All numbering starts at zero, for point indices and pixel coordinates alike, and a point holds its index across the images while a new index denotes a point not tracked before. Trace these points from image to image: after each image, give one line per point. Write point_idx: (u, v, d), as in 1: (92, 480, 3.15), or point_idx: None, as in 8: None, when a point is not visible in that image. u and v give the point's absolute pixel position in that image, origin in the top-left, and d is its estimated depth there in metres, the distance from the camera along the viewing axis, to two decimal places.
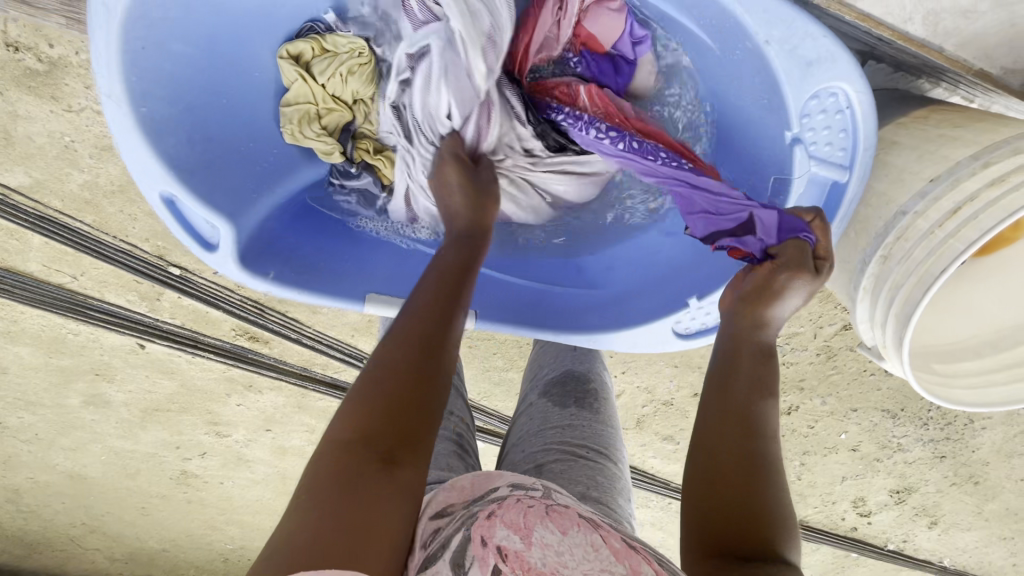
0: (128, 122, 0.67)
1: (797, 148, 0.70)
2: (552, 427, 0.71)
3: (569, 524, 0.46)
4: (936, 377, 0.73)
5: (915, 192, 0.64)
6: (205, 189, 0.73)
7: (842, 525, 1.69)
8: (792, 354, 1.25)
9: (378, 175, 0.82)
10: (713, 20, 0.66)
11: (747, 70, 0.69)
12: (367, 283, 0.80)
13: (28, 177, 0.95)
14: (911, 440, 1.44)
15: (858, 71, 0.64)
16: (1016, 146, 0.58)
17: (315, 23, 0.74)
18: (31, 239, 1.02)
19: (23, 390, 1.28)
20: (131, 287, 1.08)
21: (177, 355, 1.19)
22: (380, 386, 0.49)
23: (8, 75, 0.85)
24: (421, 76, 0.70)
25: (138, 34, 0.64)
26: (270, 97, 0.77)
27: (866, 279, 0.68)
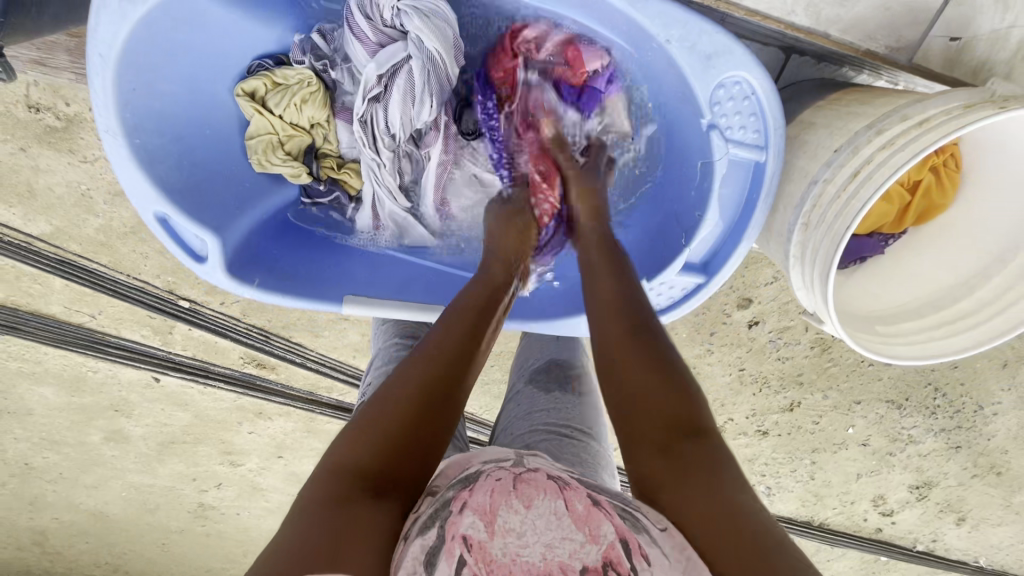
0: (125, 153, 0.72)
1: (714, 134, 0.73)
2: (539, 410, 0.74)
3: (533, 496, 0.47)
4: (877, 335, 0.75)
5: (823, 162, 0.67)
6: (193, 208, 0.77)
7: (865, 527, 1.64)
8: (787, 348, 1.27)
9: (345, 188, 0.89)
10: (626, 28, 0.72)
11: (662, 66, 0.74)
12: (346, 287, 0.84)
13: (49, 226, 1.03)
14: (922, 431, 1.42)
15: (755, 60, 0.67)
16: (902, 114, 0.62)
17: (263, 61, 0.81)
18: (53, 283, 1.09)
19: (48, 430, 1.34)
20: (144, 322, 1.15)
21: (190, 386, 1.25)
22: (382, 416, 0.52)
23: (31, 134, 0.95)
24: (397, 90, 0.77)
25: (130, 78, 0.70)
26: (236, 130, 0.84)
27: (794, 246, 0.70)
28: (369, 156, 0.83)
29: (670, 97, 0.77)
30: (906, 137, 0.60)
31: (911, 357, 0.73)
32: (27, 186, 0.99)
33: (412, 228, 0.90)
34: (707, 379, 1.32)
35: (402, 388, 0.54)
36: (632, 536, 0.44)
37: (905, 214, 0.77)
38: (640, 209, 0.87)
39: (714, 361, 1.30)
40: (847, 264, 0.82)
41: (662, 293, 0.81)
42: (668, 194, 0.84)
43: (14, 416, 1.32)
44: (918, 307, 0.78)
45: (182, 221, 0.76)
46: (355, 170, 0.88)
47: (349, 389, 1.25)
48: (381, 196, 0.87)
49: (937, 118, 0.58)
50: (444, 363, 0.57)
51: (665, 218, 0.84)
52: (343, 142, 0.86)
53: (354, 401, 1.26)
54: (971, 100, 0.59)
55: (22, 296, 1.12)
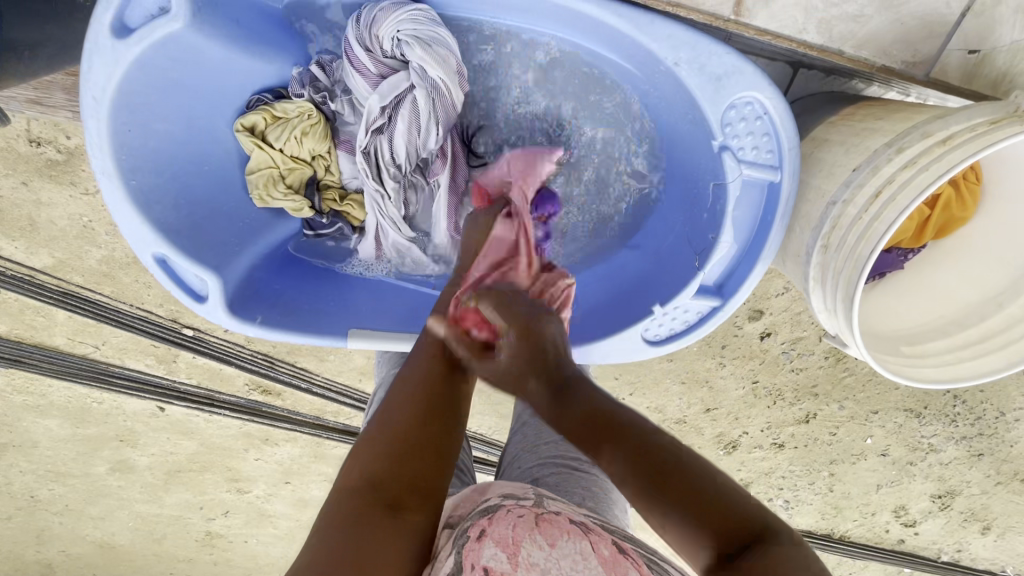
0: (120, 194, 0.71)
1: (726, 155, 0.71)
2: (547, 442, 0.71)
3: (556, 535, 0.45)
4: (905, 357, 0.73)
5: (842, 182, 0.65)
6: (194, 247, 0.76)
7: (887, 538, 1.60)
8: (801, 359, 1.24)
9: (348, 219, 0.87)
10: (630, 51, 0.72)
11: (670, 88, 0.73)
12: (350, 319, 0.82)
13: (51, 258, 1.02)
14: (942, 439, 1.39)
15: (766, 79, 0.66)
16: (923, 131, 0.60)
17: (262, 95, 0.81)
18: (56, 315, 1.09)
19: (53, 461, 1.33)
20: (149, 351, 1.14)
21: (195, 414, 1.23)
22: (389, 424, 0.51)
23: (31, 167, 0.94)
24: (402, 120, 0.77)
25: (123, 120, 0.70)
26: (236, 165, 0.83)
27: (814, 269, 0.68)
28: (373, 187, 0.82)
29: (675, 118, 0.77)
30: (930, 155, 0.58)
31: (943, 381, 0.70)
32: (28, 220, 0.99)
33: (415, 257, 0.88)
34: (720, 393, 1.30)
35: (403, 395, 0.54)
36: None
37: (924, 229, 0.75)
38: (647, 228, 0.86)
39: (727, 374, 1.27)
40: (868, 279, 0.82)
41: (676, 317, 0.78)
42: (678, 216, 0.82)
43: (19, 449, 1.31)
44: (943, 326, 0.75)
45: (179, 260, 0.74)
46: (357, 202, 0.86)
47: (356, 413, 1.23)
48: (385, 226, 0.85)
49: (959, 138, 0.57)
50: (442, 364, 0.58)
51: (678, 239, 0.82)
52: (345, 173, 0.85)
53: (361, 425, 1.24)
54: (992, 115, 0.57)
55: (25, 329, 1.11)
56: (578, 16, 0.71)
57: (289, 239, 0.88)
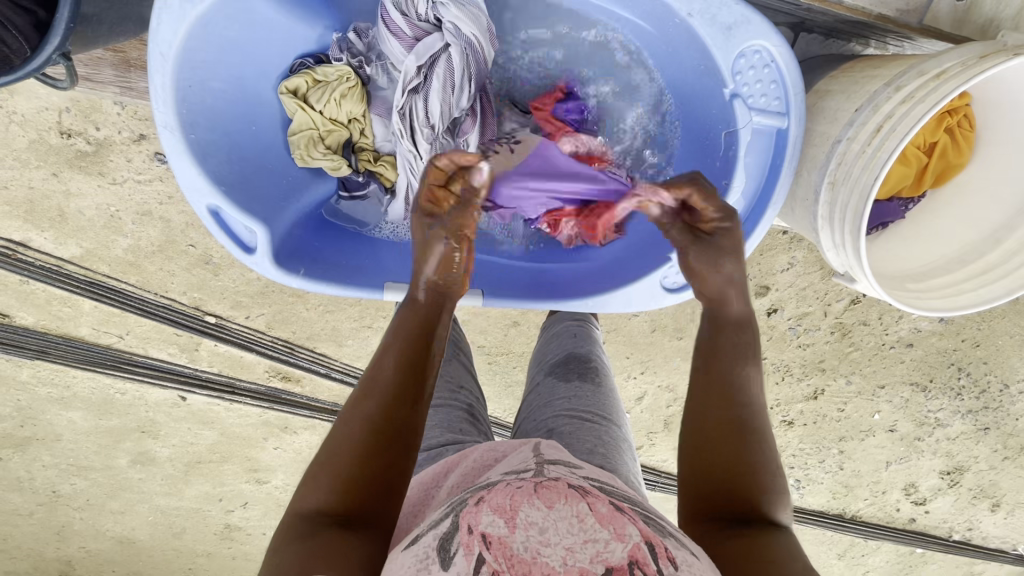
0: (180, 147, 0.73)
1: (737, 103, 0.76)
2: (560, 397, 0.74)
3: (555, 497, 0.45)
4: (910, 292, 0.76)
5: (845, 122, 0.69)
6: (245, 203, 0.78)
7: (898, 518, 1.62)
8: (807, 335, 1.27)
9: (381, 181, 0.90)
10: (645, 7, 0.79)
11: (682, 40, 0.78)
12: (386, 274, 0.84)
13: (80, 249, 1.06)
14: (949, 414, 1.41)
15: (774, 29, 0.70)
16: (918, 69, 0.64)
17: (304, 59, 0.86)
18: (82, 305, 1.12)
19: (75, 456, 1.35)
20: (172, 340, 1.17)
21: (216, 403, 1.26)
22: (331, 454, 0.54)
23: (62, 159, 0.98)
24: (438, 78, 0.80)
25: (185, 76, 0.73)
26: (278, 128, 0.87)
27: (823, 208, 0.71)
28: (406, 148, 0.84)
29: (687, 73, 0.81)
30: (926, 89, 0.62)
31: (945, 309, 0.73)
32: (57, 211, 1.02)
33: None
34: None
35: (345, 427, 0.55)
36: (657, 540, 0.44)
37: (924, 175, 0.78)
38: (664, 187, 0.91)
39: None
40: (871, 229, 0.85)
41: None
42: (693, 171, 0.86)
43: (43, 443, 1.33)
44: (946, 264, 0.79)
45: (233, 211, 0.76)
46: (391, 162, 0.90)
47: None
48: (416, 188, 0.86)
49: (953, 71, 0.61)
50: (386, 400, 0.57)
51: None
52: (379, 136, 0.89)
53: None
54: (981, 51, 0.62)
55: (51, 320, 1.14)
56: None
57: (321, 206, 0.90)
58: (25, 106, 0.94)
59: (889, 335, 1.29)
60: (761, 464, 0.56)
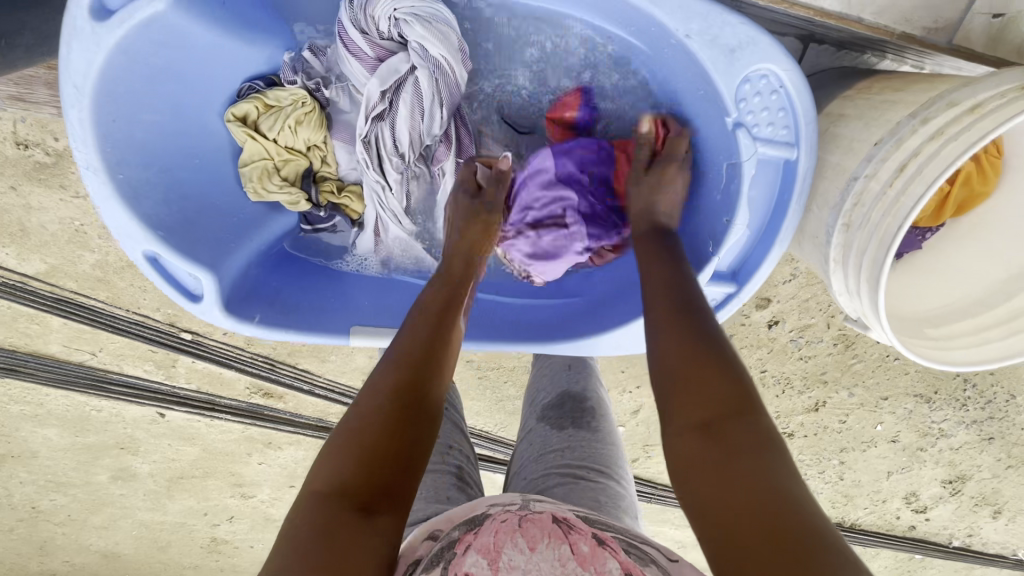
0: (108, 191, 0.68)
1: (740, 132, 0.71)
2: (552, 450, 0.69)
3: (538, 537, 0.44)
4: (932, 341, 0.71)
5: (863, 157, 0.63)
6: (185, 246, 0.74)
7: (898, 525, 1.59)
8: (809, 347, 1.22)
9: (346, 212, 0.87)
10: (638, 24, 0.72)
11: (682, 61, 0.72)
12: (351, 317, 0.82)
13: (43, 264, 1.00)
14: (953, 424, 1.37)
15: (783, 51, 0.64)
16: (948, 100, 0.57)
17: (253, 82, 0.81)
18: (50, 322, 1.07)
19: (53, 472, 1.31)
20: (147, 357, 1.12)
21: (196, 419, 1.21)
22: (362, 425, 0.50)
23: (20, 171, 0.92)
24: (404, 105, 0.78)
25: (108, 109, 0.67)
26: (229, 158, 0.82)
27: (835, 249, 0.67)
28: (373, 178, 0.83)
29: (690, 95, 0.75)
30: (957, 125, 0.55)
31: (972, 362, 0.68)
32: (18, 226, 0.97)
33: (408, 258, 0.88)
34: None
35: (374, 393, 0.53)
36: (637, 568, 0.42)
37: (946, 204, 0.74)
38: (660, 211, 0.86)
39: None
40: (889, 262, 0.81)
41: None
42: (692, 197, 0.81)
43: (18, 460, 1.29)
44: (969, 305, 0.73)
45: (172, 258, 0.72)
46: (355, 193, 0.87)
47: None
48: (385, 220, 0.86)
49: (987, 104, 0.54)
50: (410, 372, 0.55)
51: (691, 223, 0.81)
52: (343, 164, 0.86)
53: None
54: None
55: (20, 337, 1.09)
56: None
57: (286, 235, 0.87)
58: None
59: (893, 347, 1.24)
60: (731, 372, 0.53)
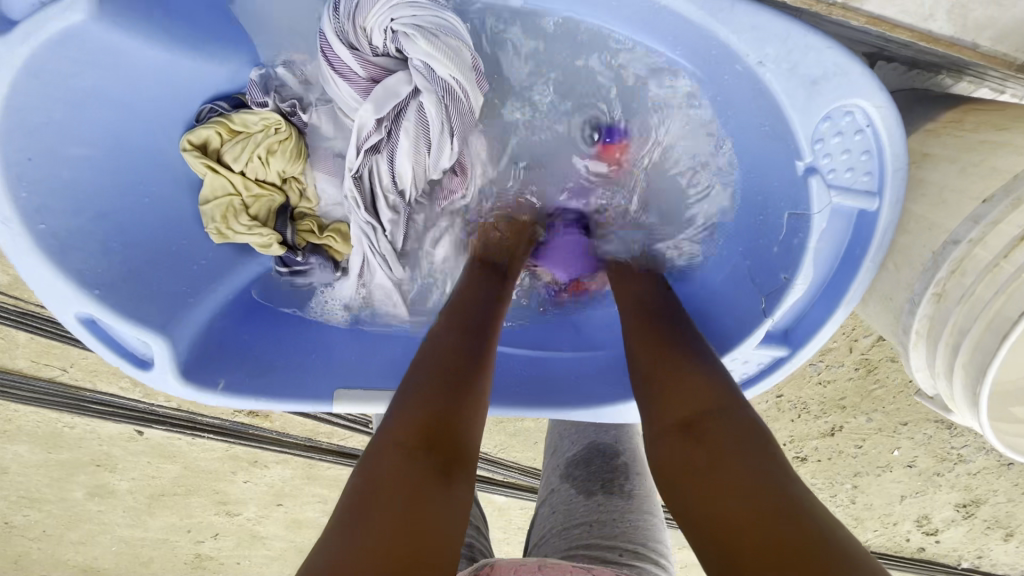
0: (28, 245, 0.64)
1: (814, 178, 0.66)
2: (579, 525, 0.66)
3: (558, 570, 0.50)
4: (1017, 424, 0.63)
5: (966, 217, 0.58)
6: (129, 307, 0.70)
7: (907, 546, 1.54)
8: (829, 371, 1.16)
9: (329, 253, 0.81)
10: (699, 48, 0.66)
11: (742, 89, 0.66)
12: (335, 376, 0.76)
13: (6, 276, 0.92)
14: (972, 449, 1.31)
15: (876, 85, 0.59)
16: None
17: (215, 104, 0.74)
18: (17, 336, 0.99)
19: (26, 487, 1.23)
20: (123, 374, 1.04)
21: (177, 438, 1.14)
22: (432, 376, 0.51)
23: None
24: (405, 134, 0.71)
25: (20, 146, 0.62)
26: (185, 193, 0.76)
27: (919, 321, 0.63)
28: (361, 218, 0.76)
29: (749, 131, 0.71)
30: None
31: None
32: None
33: (395, 308, 0.82)
34: None
35: (439, 347, 0.55)
36: None
37: None
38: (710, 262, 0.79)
39: None
40: None
41: (736, 369, 0.75)
42: (743, 241, 0.77)
43: None
44: None
45: (110, 321, 0.68)
46: (337, 232, 0.81)
47: (352, 434, 1.15)
48: (373, 263, 0.79)
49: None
50: (466, 334, 0.57)
51: (737, 274, 0.77)
52: (326, 199, 0.80)
53: (357, 447, 1.16)
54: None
55: None
56: (659, 14, 0.64)
57: (253, 283, 0.81)
58: None
59: None
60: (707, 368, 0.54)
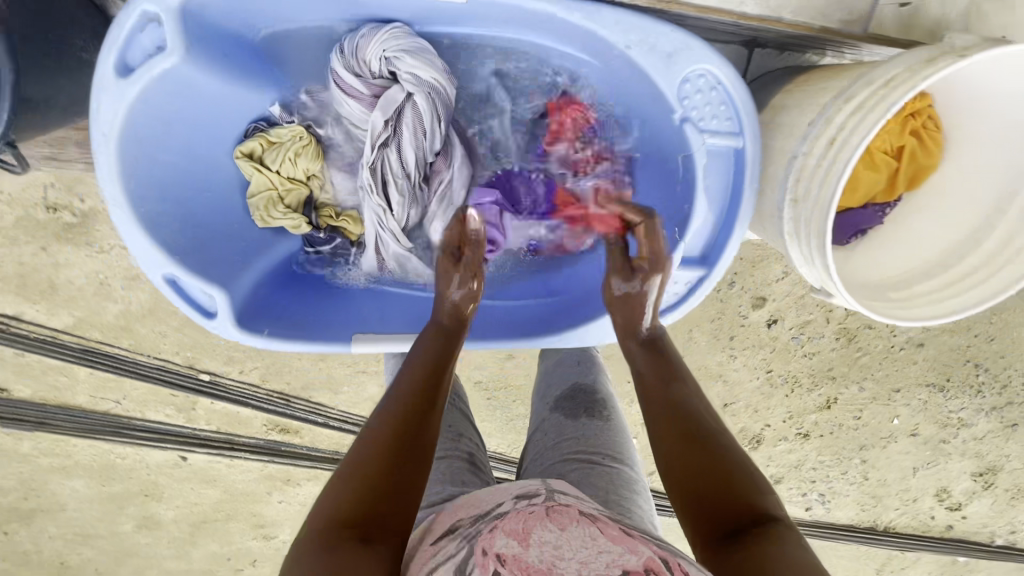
0: (130, 221, 0.74)
1: (689, 127, 0.77)
2: (569, 438, 0.74)
3: (566, 520, 0.47)
4: (893, 301, 0.75)
5: (800, 136, 0.69)
6: (201, 268, 0.80)
7: (934, 525, 1.53)
8: (812, 343, 1.24)
9: (345, 235, 0.94)
10: (580, 40, 0.81)
11: (623, 65, 0.80)
12: (356, 325, 0.87)
13: (72, 317, 1.07)
14: (972, 412, 1.35)
15: (714, 52, 0.72)
16: (867, 79, 0.64)
17: (259, 122, 0.90)
18: (79, 373, 1.13)
19: (81, 524, 1.33)
20: (168, 401, 1.16)
21: (216, 461, 1.24)
22: (363, 451, 0.55)
23: (51, 232, 1.00)
24: (407, 128, 0.84)
25: (132, 151, 0.75)
26: (235, 190, 0.90)
27: (788, 225, 0.71)
28: (375, 204, 0.87)
29: (638, 99, 0.84)
30: (875, 98, 0.62)
31: (937, 315, 0.72)
32: (48, 283, 1.04)
33: (415, 267, 0.92)
34: (736, 385, 1.29)
35: (377, 422, 0.59)
36: (672, 557, 0.44)
37: (896, 182, 0.77)
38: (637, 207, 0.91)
39: (739, 367, 1.26)
40: (846, 240, 0.83)
41: (666, 292, 0.81)
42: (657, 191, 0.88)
43: (48, 514, 1.32)
44: (928, 269, 0.77)
45: (188, 278, 0.77)
46: (352, 217, 0.94)
47: None
48: (384, 238, 0.89)
49: (900, 77, 0.61)
50: (406, 409, 0.60)
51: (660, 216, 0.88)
52: (342, 192, 0.94)
53: None
54: (927, 57, 0.61)
55: (50, 390, 1.15)
56: (539, 18, 0.79)
57: (292, 257, 0.94)
58: (11, 185, 0.97)
59: (896, 337, 1.25)
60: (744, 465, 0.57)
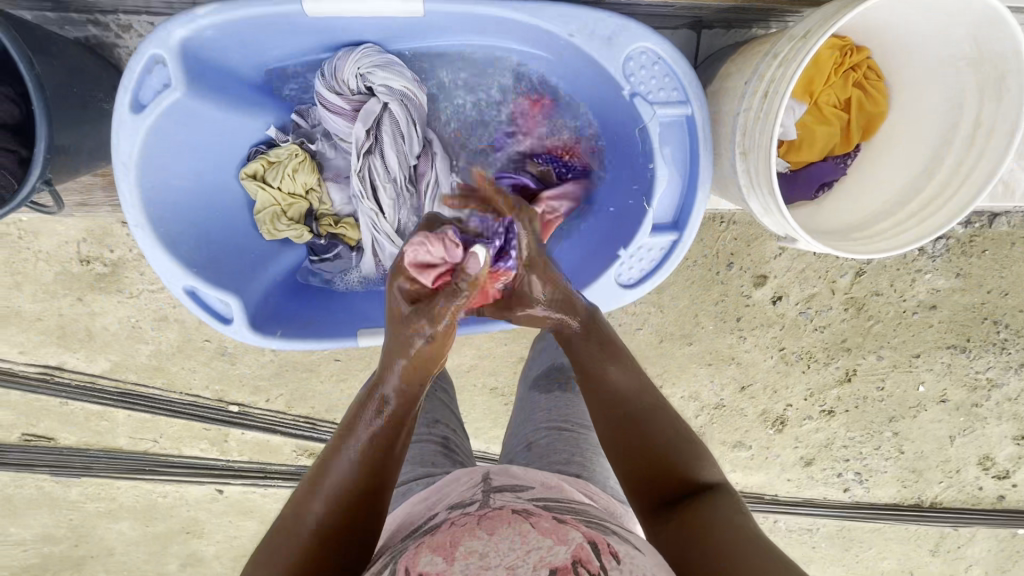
0: (150, 241, 0.81)
1: (639, 101, 0.81)
2: (541, 411, 0.84)
3: (495, 524, 0.47)
4: (855, 240, 0.78)
5: (740, 96, 0.75)
6: (216, 280, 0.87)
7: (984, 497, 1.46)
8: (820, 316, 1.24)
9: (345, 241, 1.01)
10: (529, 37, 0.87)
11: (572, 55, 0.85)
12: (360, 321, 0.93)
13: (109, 361, 1.14)
14: (1000, 371, 1.32)
15: (649, 31, 0.77)
16: (789, 35, 0.70)
17: (259, 146, 0.98)
18: (118, 415, 1.19)
19: (130, 567, 1.38)
20: (201, 435, 1.22)
21: (251, 492, 1.28)
22: (283, 550, 0.54)
23: (85, 284, 1.08)
24: (386, 135, 0.92)
25: (150, 180, 0.82)
26: (242, 208, 0.98)
27: (743, 179, 0.75)
28: (368, 207, 0.95)
29: (591, 84, 0.89)
30: (796, 49, 0.67)
31: (895, 246, 0.74)
32: (86, 332, 1.12)
33: None
34: (750, 367, 1.29)
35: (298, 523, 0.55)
36: (599, 537, 0.47)
37: (850, 132, 0.85)
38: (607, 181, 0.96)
39: (750, 347, 1.27)
40: (816, 193, 0.89)
41: (643, 257, 0.86)
42: (622, 164, 0.93)
43: (98, 560, 1.37)
44: (885, 209, 0.80)
45: (204, 287, 0.83)
46: (350, 223, 1.00)
47: None
48: (379, 239, 0.97)
49: (816, 28, 0.65)
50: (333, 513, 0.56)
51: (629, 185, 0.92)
52: (338, 201, 1.00)
53: None
54: (840, 6, 0.66)
55: (93, 435, 1.22)
56: (489, 24, 0.86)
57: (298, 269, 1.01)
58: (48, 244, 1.06)
59: (907, 301, 1.24)
60: (678, 439, 0.62)
